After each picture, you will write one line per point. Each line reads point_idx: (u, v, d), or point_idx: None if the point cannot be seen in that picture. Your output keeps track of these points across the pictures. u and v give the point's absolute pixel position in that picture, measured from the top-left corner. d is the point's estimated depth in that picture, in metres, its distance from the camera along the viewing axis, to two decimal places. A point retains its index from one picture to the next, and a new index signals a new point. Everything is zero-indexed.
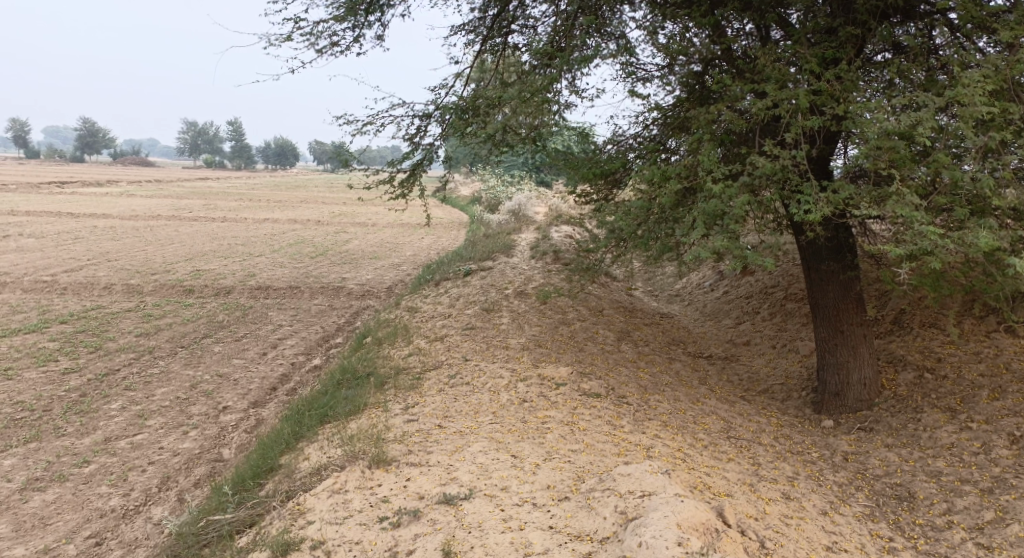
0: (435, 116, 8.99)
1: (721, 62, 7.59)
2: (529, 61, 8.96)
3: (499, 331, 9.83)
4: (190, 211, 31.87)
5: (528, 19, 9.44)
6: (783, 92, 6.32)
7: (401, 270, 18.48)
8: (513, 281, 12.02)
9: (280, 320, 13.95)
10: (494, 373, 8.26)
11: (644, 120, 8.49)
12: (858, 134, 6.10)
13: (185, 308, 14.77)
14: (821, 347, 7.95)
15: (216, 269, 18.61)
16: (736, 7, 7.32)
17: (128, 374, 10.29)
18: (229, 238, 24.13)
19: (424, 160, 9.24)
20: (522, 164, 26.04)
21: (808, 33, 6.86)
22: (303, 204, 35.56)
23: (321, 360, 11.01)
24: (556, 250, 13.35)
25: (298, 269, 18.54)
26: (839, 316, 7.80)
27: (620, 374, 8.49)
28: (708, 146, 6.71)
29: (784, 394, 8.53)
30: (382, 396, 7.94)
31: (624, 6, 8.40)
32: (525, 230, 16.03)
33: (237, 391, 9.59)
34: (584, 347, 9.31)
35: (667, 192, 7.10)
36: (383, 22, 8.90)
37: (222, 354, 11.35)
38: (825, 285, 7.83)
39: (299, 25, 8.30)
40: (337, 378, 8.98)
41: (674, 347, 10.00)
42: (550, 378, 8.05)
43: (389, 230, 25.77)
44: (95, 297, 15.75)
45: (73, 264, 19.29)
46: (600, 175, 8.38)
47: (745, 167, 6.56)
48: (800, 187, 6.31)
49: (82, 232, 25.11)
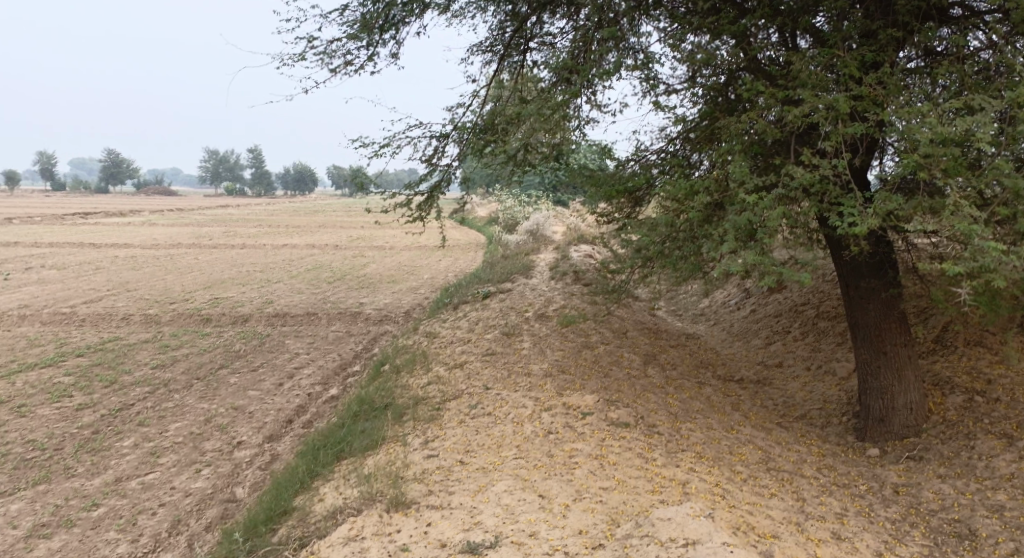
0: (452, 137, 8.71)
1: (748, 71, 7.29)
2: (547, 78, 8.70)
3: (521, 357, 9.48)
4: (210, 239, 31.95)
5: (546, 36, 9.21)
6: (818, 98, 5.97)
7: (420, 293, 18.22)
8: (534, 302, 11.69)
9: (297, 347, 13.71)
10: (518, 402, 7.89)
11: (667, 135, 8.16)
12: (902, 142, 5.71)
13: (202, 337, 14.55)
14: (863, 369, 7.53)
15: (234, 297, 18.45)
16: (765, 14, 7.04)
17: (143, 408, 10.05)
18: (247, 265, 24.04)
19: (441, 182, 8.96)
20: (539, 184, 25.85)
21: (845, 37, 6.53)
22: (322, 229, 35.58)
23: (338, 389, 10.71)
24: (577, 270, 13.03)
25: (316, 295, 18.33)
26: (881, 337, 7.39)
27: (649, 400, 8.11)
28: (737, 157, 6.33)
29: (823, 420, 8.09)
30: (402, 428, 7.61)
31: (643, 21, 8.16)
32: (544, 250, 15.75)
33: (252, 424, 9.30)
34: (609, 373, 8.94)
35: (695, 209, 6.74)
36: (397, 41, 8.66)
37: (237, 385, 11.08)
38: (865, 304, 7.41)
39: (312, 45, 8.11)
40: (355, 409, 8.69)
41: (703, 371, 9.58)
42: (575, 407, 7.68)
43: (407, 253, 25.62)
44: (113, 329, 15.60)
45: (92, 295, 19.21)
46: (622, 193, 8.03)
47: (779, 179, 6.19)
48: (840, 200, 5.93)
49: (102, 262, 25.17)
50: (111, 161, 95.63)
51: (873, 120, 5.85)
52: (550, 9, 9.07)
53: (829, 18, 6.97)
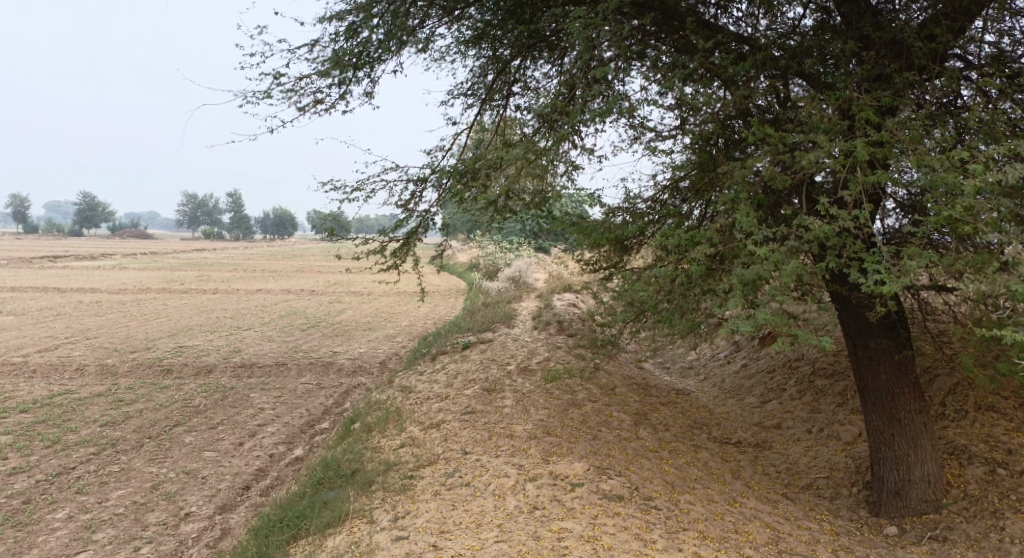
0: (430, 181, 8.04)
1: (748, 117, 6.70)
2: (531, 123, 8.12)
3: (503, 416, 8.70)
4: (181, 283, 30.95)
5: (529, 80, 8.72)
6: (836, 142, 5.31)
7: (396, 342, 17.38)
8: (515, 354, 10.94)
9: (263, 402, 12.80)
10: (499, 470, 7.09)
11: (659, 182, 7.53)
12: (932, 192, 5.09)
13: (160, 391, 13.57)
14: (875, 437, 6.86)
15: (200, 345, 17.50)
16: (766, 56, 6.53)
17: (84, 473, 9.11)
18: (218, 311, 23.09)
19: (419, 228, 8.25)
20: (520, 230, 25.23)
21: (859, 80, 5.99)
22: (298, 274, 34.71)
23: (303, 450, 9.83)
24: (560, 320, 12.35)
25: (286, 344, 17.41)
26: (894, 403, 6.73)
27: (642, 468, 7.36)
28: (744, 206, 5.63)
29: (832, 491, 7.38)
30: (368, 501, 6.82)
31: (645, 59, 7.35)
32: (526, 298, 15.08)
33: (204, 492, 8.44)
34: (598, 435, 8.20)
35: (696, 261, 6.06)
36: (372, 79, 8.04)
37: (193, 445, 10.15)
38: (876, 366, 6.75)
39: (279, 81, 7.43)
40: (319, 476, 7.96)
41: (698, 432, 8.84)
42: (563, 477, 6.88)
43: (384, 299, 24.84)
44: (66, 381, 14.59)
45: (48, 343, 18.16)
46: (613, 241, 7.34)
47: (790, 229, 5.54)
48: (862, 255, 5.26)
49: (65, 307, 24.12)
50: (86, 204, 94.37)
51: (896, 167, 5.25)
52: (533, 53, 8.57)
53: (837, 62, 6.46)
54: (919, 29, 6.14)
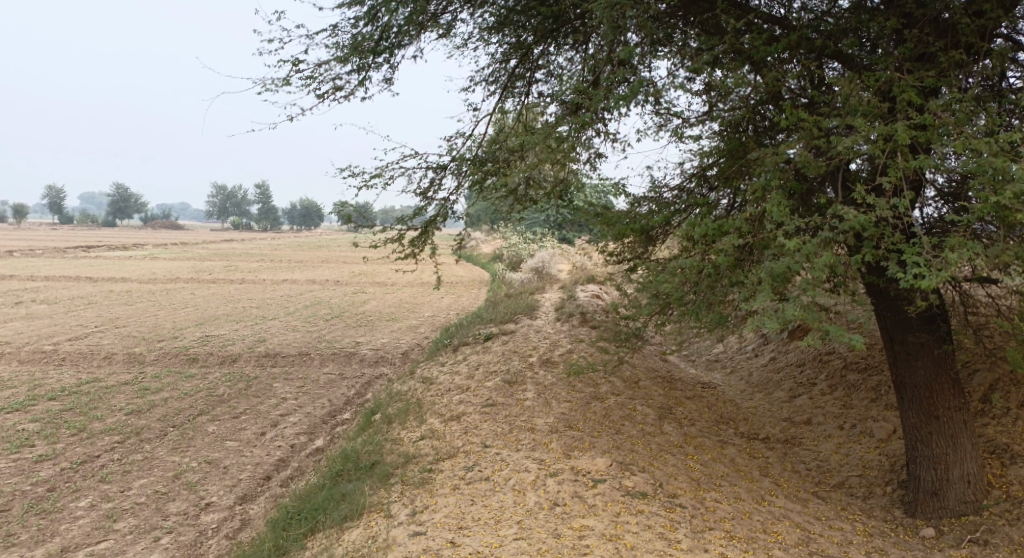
0: (450, 168, 7.91)
1: (781, 100, 6.48)
2: (554, 110, 7.97)
3: (525, 409, 8.59)
4: (209, 273, 31.22)
5: (552, 67, 8.58)
6: (876, 126, 5.09)
7: (419, 333, 17.35)
8: (538, 346, 10.82)
9: (286, 392, 12.82)
10: (519, 465, 6.98)
11: (685, 170, 7.36)
12: (980, 179, 4.86)
13: (185, 379, 13.64)
14: (912, 435, 6.69)
15: (225, 335, 17.60)
16: (801, 37, 6.31)
17: (108, 461, 9.16)
18: (244, 301, 23.24)
19: (438, 217, 8.14)
20: (545, 221, 25.10)
21: (899, 61, 5.76)
22: (324, 265, 34.87)
23: (324, 441, 9.79)
24: (584, 311, 12.20)
25: (310, 334, 17.44)
26: (932, 400, 6.54)
27: (667, 464, 7.22)
28: (775, 195, 5.43)
29: (864, 490, 7.19)
30: (387, 495, 6.76)
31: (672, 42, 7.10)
32: (550, 289, 14.95)
33: (225, 482, 8.44)
34: (622, 429, 8.06)
35: (723, 251, 5.87)
36: (392, 64, 7.93)
37: (215, 435, 10.16)
38: (913, 361, 6.57)
39: (297, 68, 7.36)
40: (338, 468, 7.92)
41: (725, 427, 8.67)
42: (585, 472, 6.76)
43: (409, 289, 24.85)
44: (93, 369, 14.73)
45: (78, 331, 18.38)
46: (638, 232, 7.17)
47: (824, 219, 5.34)
48: (899, 246, 5.05)
49: (96, 296, 24.44)
50: (119, 195, 95.80)
51: (939, 153, 5.02)
52: (556, 38, 8.39)
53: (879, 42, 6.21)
54: (966, 7, 5.87)
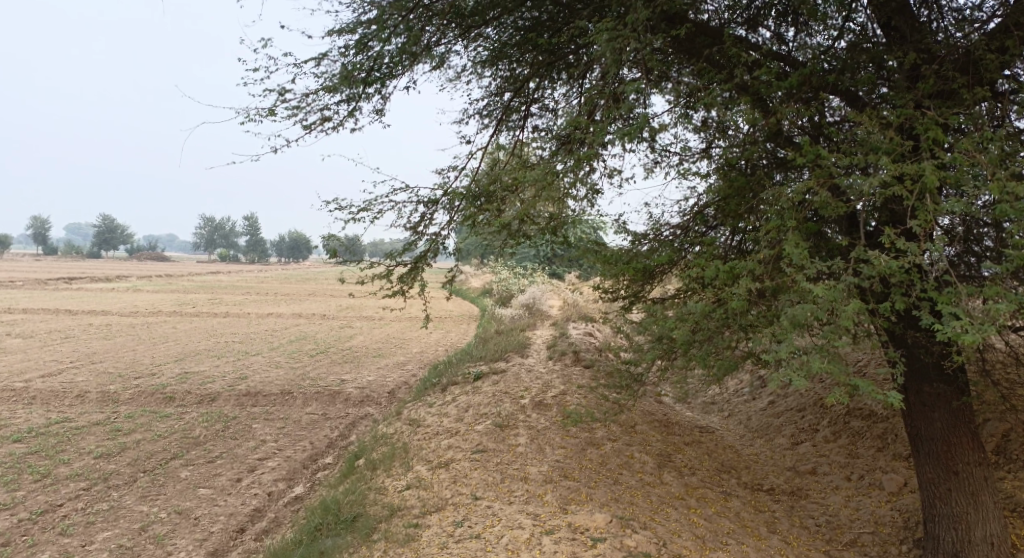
0: (442, 203, 7.52)
1: (791, 136, 6.15)
2: (550, 144, 7.62)
3: (517, 456, 8.10)
4: (193, 306, 30.58)
5: (548, 101, 8.25)
6: (905, 165, 4.75)
7: (407, 370, 16.84)
8: (530, 387, 10.35)
9: (265, 433, 12.24)
10: (512, 521, 6.49)
11: (687, 209, 7.01)
12: (1017, 222, 4.53)
13: (160, 420, 13.03)
14: (929, 490, 6.26)
15: (206, 371, 16.99)
16: (815, 70, 5.99)
17: (71, 511, 8.58)
18: (227, 336, 22.62)
19: (428, 253, 7.72)
20: (535, 255, 24.80)
21: (920, 97, 5.46)
22: (310, 298, 34.34)
23: (303, 488, 9.25)
24: (577, 350, 11.76)
25: (293, 371, 16.88)
26: (950, 454, 6.13)
27: (669, 519, 6.74)
28: (793, 236, 5.07)
29: (879, 549, 6.73)
30: (369, 556, 6.26)
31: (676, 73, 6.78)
32: (541, 326, 14.52)
33: (195, 536, 7.89)
34: (620, 479, 7.59)
35: (735, 295, 5.48)
36: (384, 95, 7.57)
37: (188, 481, 9.58)
38: (930, 413, 6.17)
39: (284, 98, 6.99)
40: (318, 520, 7.39)
41: (727, 477, 8.21)
42: (583, 529, 6.28)
43: (396, 324, 24.36)
44: (65, 408, 14.09)
45: (52, 368, 17.71)
46: (639, 271, 6.77)
47: (846, 262, 4.97)
48: (929, 293, 4.68)
49: (74, 330, 23.72)
50: (105, 226, 94.93)
51: (970, 193, 4.69)
52: (551, 72, 8.07)
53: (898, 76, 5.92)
54: (990, 42, 5.59)
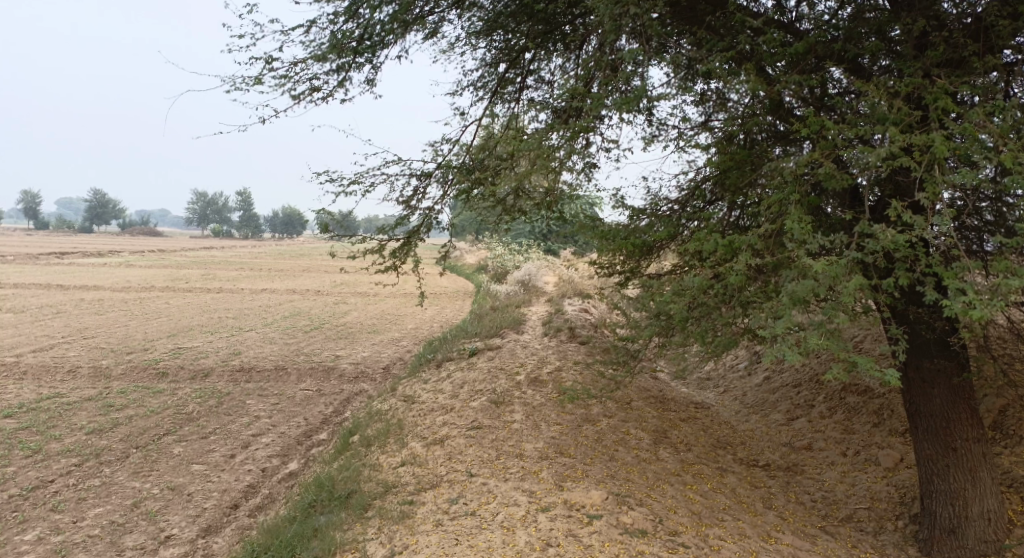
0: (436, 176, 7.38)
1: (793, 108, 6.02)
2: (546, 115, 7.48)
3: (512, 432, 8.04)
4: (187, 281, 30.41)
5: (543, 72, 8.09)
6: (912, 136, 4.64)
7: (401, 346, 16.77)
8: (526, 363, 10.28)
9: (259, 409, 12.17)
10: (507, 498, 6.44)
11: (686, 183, 6.89)
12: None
13: (152, 396, 12.94)
14: (927, 467, 6.21)
15: (199, 347, 16.89)
16: (820, 38, 5.85)
17: (62, 487, 8.51)
18: (221, 311, 22.49)
19: (422, 226, 7.59)
20: (530, 231, 24.68)
21: (928, 66, 5.34)
22: (304, 273, 34.19)
23: (297, 465, 9.19)
24: (573, 326, 11.69)
25: (288, 347, 16.79)
26: (949, 430, 6.08)
27: (665, 495, 6.70)
28: (795, 210, 4.96)
29: (874, 525, 6.70)
30: (363, 533, 6.20)
31: (675, 42, 6.63)
32: (536, 302, 14.45)
33: (188, 512, 7.83)
34: (616, 455, 7.55)
35: (735, 270, 5.38)
36: (375, 64, 7.40)
37: (180, 457, 9.51)
38: (929, 389, 6.11)
39: (271, 67, 6.82)
40: (311, 497, 7.33)
41: (723, 453, 8.17)
42: (579, 506, 6.22)
43: (390, 300, 24.25)
44: (56, 384, 13.98)
45: (44, 343, 17.58)
46: (636, 245, 6.66)
47: (849, 237, 4.88)
48: (934, 268, 4.59)
49: (66, 305, 23.56)
50: (97, 201, 94.25)
51: (979, 165, 4.59)
52: (546, 44, 7.88)
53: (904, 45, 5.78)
54: (1001, 9, 5.45)
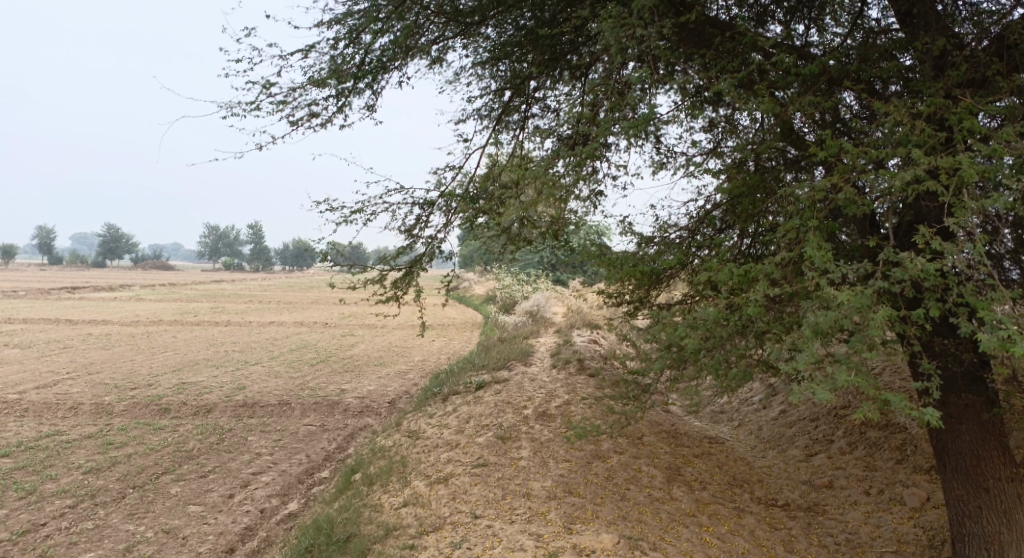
0: (438, 205, 7.16)
1: (807, 131, 5.79)
2: (550, 143, 7.28)
3: (519, 471, 7.73)
4: (195, 315, 30.29)
5: (548, 99, 7.92)
6: (938, 158, 4.39)
7: (408, 379, 16.49)
8: (533, 396, 9.98)
9: (261, 446, 11.88)
10: (514, 542, 6.12)
11: (695, 211, 6.64)
12: None
13: (154, 432, 12.67)
14: (957, 508, 5.87)
15: (203, 381, 16.65)
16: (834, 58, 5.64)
17: (54, 530, 8.22)
18: (227, 345, 22.28)
19: (424, 256, 7.36)
20: (538, 262, 24.47)
21: (950, 86, 5.11)
22: (312, 306, 34.03)
23: (297, 505, 8.88)
24: (582, 358, 11.40)
25: (293, 381, 16.54)
26: (980, 470, 5.74)
27: (680, 538, 6.36)
28: (814, 236, 4.70)
29: None
30: None
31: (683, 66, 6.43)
32: (544, 333, 14.17)
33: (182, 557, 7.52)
34: (627, 494, 7.22)
35: (750, 300, 5.10)
36: (375, 90, 7.24)
37: (177, 498, 9.22)
38: (957, 425, 5.79)
39: (269, 92, 6.67)
40: (309, 541, 7.02)
41: (739, 491, 7.81)
42: (589, 551, 5.89)
43: (398, 332, 24.00)
44: (57, 421, 13.74)
45: (47, 379, 17.38)
46: (645, 274, 6.40)
47: (872, 265, 4.61)
48: (963, 297, 4.32)
49: (72, 340, 23.41)
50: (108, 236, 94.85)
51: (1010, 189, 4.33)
52: (551, 71, 7.69)
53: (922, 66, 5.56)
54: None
